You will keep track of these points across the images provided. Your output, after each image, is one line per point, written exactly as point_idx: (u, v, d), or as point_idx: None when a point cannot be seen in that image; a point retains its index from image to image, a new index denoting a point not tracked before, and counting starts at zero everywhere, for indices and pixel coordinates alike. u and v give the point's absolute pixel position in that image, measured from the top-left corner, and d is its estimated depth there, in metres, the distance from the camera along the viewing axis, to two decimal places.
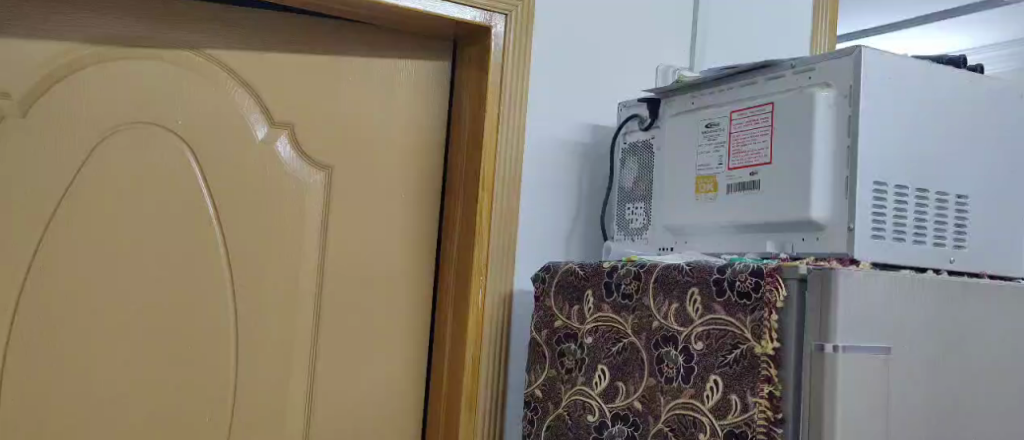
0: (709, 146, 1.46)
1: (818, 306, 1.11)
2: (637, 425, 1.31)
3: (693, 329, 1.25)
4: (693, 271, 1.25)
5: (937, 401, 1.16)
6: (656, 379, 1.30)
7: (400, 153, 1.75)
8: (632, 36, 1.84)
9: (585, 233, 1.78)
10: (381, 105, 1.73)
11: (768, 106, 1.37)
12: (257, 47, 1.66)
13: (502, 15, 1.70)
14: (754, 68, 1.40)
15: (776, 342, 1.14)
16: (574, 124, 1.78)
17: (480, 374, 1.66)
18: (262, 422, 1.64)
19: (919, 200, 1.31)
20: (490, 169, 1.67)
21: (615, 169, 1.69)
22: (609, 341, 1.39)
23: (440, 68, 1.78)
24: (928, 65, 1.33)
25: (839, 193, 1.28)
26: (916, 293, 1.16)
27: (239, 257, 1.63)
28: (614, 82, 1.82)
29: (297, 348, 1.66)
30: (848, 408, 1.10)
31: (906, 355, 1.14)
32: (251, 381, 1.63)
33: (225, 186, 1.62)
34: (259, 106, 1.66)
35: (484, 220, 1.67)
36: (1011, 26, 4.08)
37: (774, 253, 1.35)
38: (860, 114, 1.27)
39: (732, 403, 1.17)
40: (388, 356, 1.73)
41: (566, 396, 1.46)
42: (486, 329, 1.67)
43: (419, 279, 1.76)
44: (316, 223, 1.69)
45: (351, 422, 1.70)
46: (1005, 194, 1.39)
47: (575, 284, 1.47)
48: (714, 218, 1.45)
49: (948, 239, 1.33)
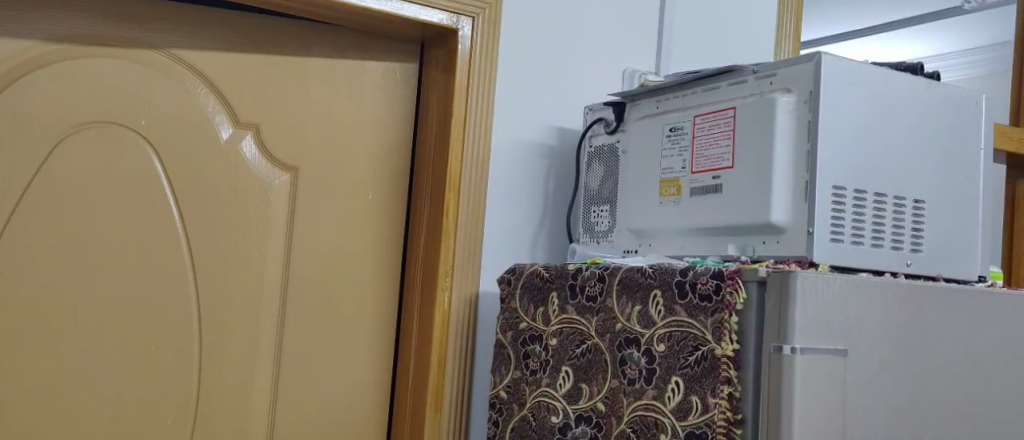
0: (673, 150, 1.48)
1: (777, 308, 1.13)
2: (600, 427, 1.33)
3: (655, 331, 1.26)
4: (656, 274, 1.27)
5: (894, 401, 1.18)
6: (619, 380, 1.31)
7: (366, 155, 1.75)
8: (598, 40, 1.85)
9: (551, 236, 1.79)
10: (347, 106, 1.73)
11: (730, 111, 1.39)
12: (223, 47, 1.65)
13: (469, 18, 1.71)
14: (717, 73, 1.42)
15: (735, 344, 1.16)
16: (541, 128, 1.79)
17: (445, 376, 1.66)
18: (226, 424, 1.63)
19: (877, 204, 1.34)
20: (456, 171, 1.68)
21: (581, 172, 1.70)
22: (573, 343, 1.40)
23: (407, 69, 1.78)
24: (887, 72, 1.35)
25: (799, 197, 1.30)
26: (873, 295, 1.18)
27: (203, 258, 1.62)
28: (581, 85, 1.83)
29: (262, 350, 1.66)
30: (806, 409, 1.10)
31: (862, 356, 1.16)
32: (215, 383, 1.62)
33: (190, 186, 1.62)
34: (224, 106, 1.65)
35: (449, 223, 1.67)
36: (972, 34, 4.14)
37: (735, 256, 1.37)
38: (819, 119, 1.29)
39: (692, 405, 1.19)
40: (353, 358, 1.73)
41: (530, 397, 1.47)
42: (452, 331, 1.67)
43: (385, 280, 1.76)
44: (281, 224, 1.69)
45: (316, 424, 1.70)
46: (962, 199, 1.42)
47: (539, 286, 1.48)
48: (677, 221, 1.46)
49: (905, 243, 1.36)
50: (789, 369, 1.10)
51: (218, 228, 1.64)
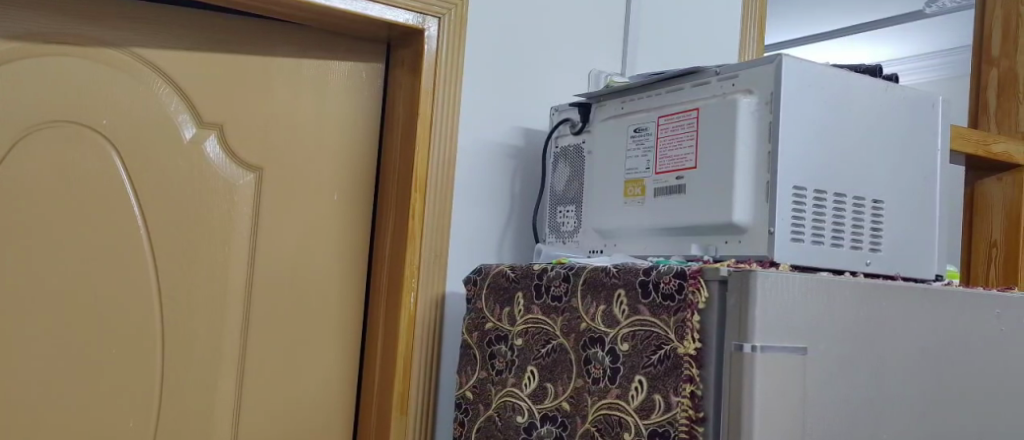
0: (637, 150, 1.48)
1: (737, 306, 1.14)
2: (564, 426, 1.33)
3: (619, 331, 1.27)
4: (621, 273, 1.28)
5: (853, 399, 1.20)
6: (584, 379, 1.31)
7: (332, 155, 1.74)
8: (564, 40, 1.86)
9: (518, 237, 1.79)
10: (312, 106, 1.73)
11: (693, 112, 1.41)
12: (186, 46, 1.64)
13: (435, 19, 1.71)
14: (680, 75, 1.43)
15: (698, 343, 1.17)
16: (507, 128, 1.79)
17: (411, 377, 1.66)
18: (189, 426, 1.62)
19: (836, 204, 1.35)
20: (422, 172, 1.68)
21: (547, 173, 1.71)
22: (538, 343, 1.40)
23: (372, 70, 1.78)
24: (847, 74, 1.37)
25: (760, 198, 1.32)
26: (833, 294, 1.19)
27: (166, 259, 1.61)
28: (547, 86, 1.84)
29: (226, 352, 1.65)
30: (766, 406, 1.12)
31: (822, 354, 1.18)
32: (178, 385, 1.61)
33: (152, 187, 1.60)
34: (187, 106, 1.64)
35: (415, 224, 1.67)
36: (932, 37, 4.21)
37: (698, 255, 1.38)
38: (779, 120, 1.30)
39: (655, 403, 1.20)
40: (318, 359, 1.72)
41: (496, 397, 1.47)
42: (418, 332, 1.67)
43: (351, 281, 1.75)
44: (246, 225, 1.68)
45: (281, 424, 1.69)
46: (920, 199, 1.44)
47: (505, 286, 1.48)
48: (641, 221, 1.47)
49: (864, 242, 1.38)
50: (749, 367, 1.12)
51: (182, 229, 1.63)
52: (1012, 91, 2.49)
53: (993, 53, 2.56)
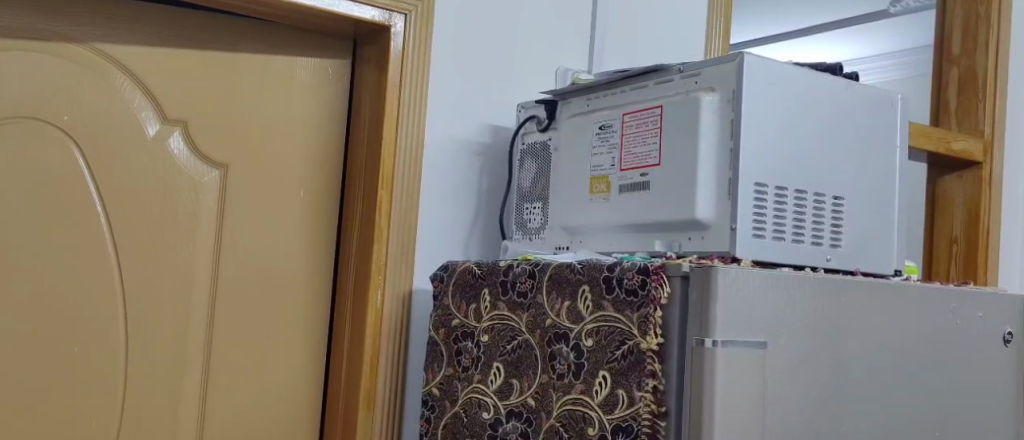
0: (602, 147, 1.49)
1: (699, 302, 1.15)
2: (530, 422, 1.34)
3: (584, 326, 1.28)
4: (585, 270, 1.28)
5: (812, 394, 1.21)
6: (549, 375, 1.32)
7: (298, 152, 1.74)
8: (531, 37, 1.87)
9: (485, 233, 1.80)
10: (278, 103, 1.72)
11: (657, 109, 1.42)
12: (150, 42, 1.63)
13: (401, 15, 1.71)
14: (645, 72, 1.44)
15: (660, 338, 1.18)
16: (474, 125, 1.79)
17: (378, 374, 1.66)
18: (154, 425, 1.61)
19: (798, 200, 1.37)
20: (388, 168, 1.68)
21: (514, 170, 1.71)
22: (503, 339, 1.41)
23: (339, 66, 1.77)
24: (808, 72, 1.39)
25: (723, 195, 1.33)
26: (794, 290, 1.21)
27: (130, 256, 1.60)
28: (515, 83, 1.84)
29: (191, 350, 1.64)
30: (726, 401, 1.13)
31: (782, 349, 1.19)
32: (142, 383, 1.60)
33: (115, 185, 1.59)
34: (151, 102, 1.63)
35: (382, 221, 1.67)
36: (895, 37, 4.26)
37: (662, 251, 1.39)
38: (741, 117, 1.32)
39: (619, 398, 1.21)
40: (285, 357, 1.72)
41: (462, 394, 1.47)
42: (385, 329, 1.67)
43: (317, 278, 1.75)
44: (211, 222, 1.67)
45: (247, 422, 1.68)
46: (879, 195, 1.46)
47: (471, 283, 1.49)
48: (606, 218, 1.48)
49: (825, 238, 1.40)
50: (710, 363, 1.13)
51: (146, 226, 1.62)
52: (973, 90, 2.56)
53: (953, 53, 2.62)
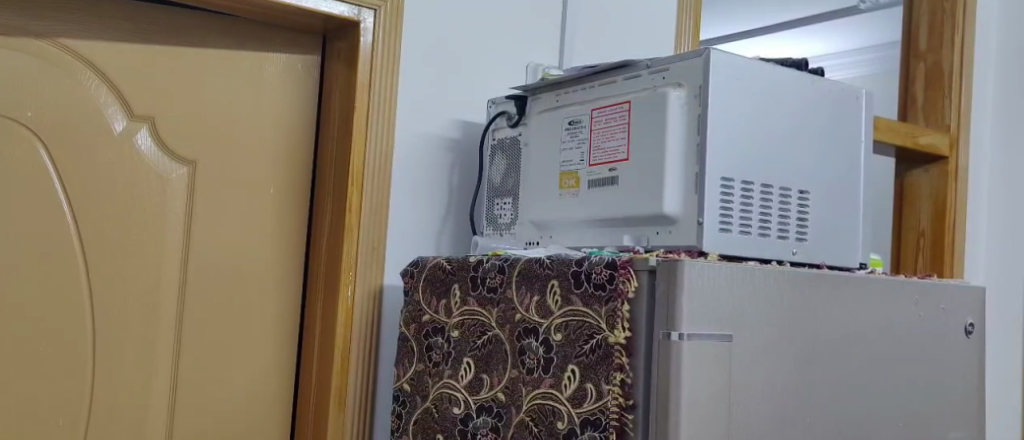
0: (571, 143, 1.50)
1: (665, 296, 1.16)
2: (500, 416, 1.35)
3: (552, 321, 1.28)
4: (554, 265, 1.29)
5: (777, 386, 1.23)
6: (518, 370, 1.33)
7: (267, 149, 1.73)
8: (503, 32, 1.87)
9: (457, 230, 1.80)
10: (246, 98, 1.71)
11: (625, 105, 1.42)
12: (116, 38, 1.62)
13: (371, 11, 1.70)
14: (613, 68, 1.45)
15: (628, 332, 1.19)
16: (445, 121, 1.79)
17: (349, 371, 1.66)
18: (122, 423, 1.60)
19: (764, 195, 1.38)
20: (359, 164, 1.68)
21: (484, 165, 1.72)
22: (473, 334, 1.41)
23: (307, 62, 1.77)
24: (774, 68, 1.40)
25: (689, 190, 1.34)
26: (758, 283, 1.22)
27: (98, 253, 1.58)
28: (487, 80, 1.85)
29: (160, 348, 1.63)
30: (692, 393, 1.14)
31: (748, 341, 1.20)
32: (111, 382, 1.59)
33: (82, 182, 1.58)
34: (117, 99, 1.62)
35: (352, 217, 1.67)
36: (864, 34, 4.30)
37: (631, 246, 1.40)
38: (707, 113, 1.33)
39: (588, 392, 1.21)
40: (255, 355, 1.71)
41: (432, 389, 1.48)
42: (356, 326, 1.67)
43: (287, 275, 1.74)
44: (180, 219, 1.66)
45: (217, 421, 1.68)
46: (844, 189, 1.48)
47: (441, 279, 1.48)
48: (575, 213, 1.49)
49: (790, 232, 1.41)
50: (676, 356, 1.14)
51: (113, 223, 1.60)
52: (940, 86, 2.60)
53: (920, 48, 2.67)
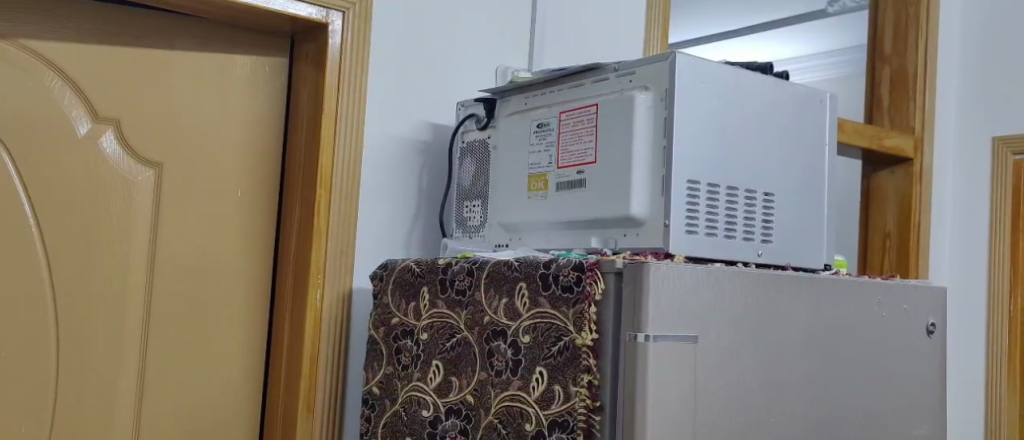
0: (540, 145, 1.50)
1: (631, 298, 1.17)
2: (468, 419, 1.35)
3: (521, 323, 1.28)
4: (522, 267, 1.29)
5: (742, 385, 1.24)
6: (487, 372, 1.33)
7: (236, 152, 1.72)
8: (472, 35, 1.87)
9: (426, 231, 1.80)
10: (214, 101, 1.70)
11: (592, 107, 1.43)
12: (81, 39, 1.60)
13: (339, 13, 1.70)
14: (581, 71, 1.45)
15: (594, 334, 1.19)
16: (415, 123, 1.79)
17: (318, 374, 1.65)
18: (86, 427, 1.59)
19: (729, 197, 1.39)
20: (327, 167, 1.67)
21: (453, 168, 1.72)
22: (442, 336, 1.41)
23: (276, 65, 1.76)
24: (739, 72, 1.41)
25: (656, 193, 1.34)
26: (723, 284, 1.23)
27: (61, 256, 1.57)
28: (457, 82, 1.85)
29: (126, 351, 1.62)
30: (657, 395, 1.15)
31: (714, 342, 1.21)
32: (75, 385, 1.58)
33: (44, 184, 1.56)
34: (81, 101, 1.60)
35: (321, 220, 1.66)
36: (831, 37, 4.34)
37: (598, 248, 1.41)
38: (673, 116, 1.33)
39: (555, 394, 1.22)
40: (222, 358, 1.70)
41: (401, 392, 1.47)
42: (325, 329, 1.66)
43: (255, 278, 1.73)
44: (145, 221, 1.64)
45: (184, 425, 1.66)
46: (809, 190, 1.50)
47: (410, 281, 1.48)
48: (543, 216, 1.49)
49: (756, 234, 1.43)
50: (642, 357, 1.14)
51: (77, 224, 1.59)
52: (904, 89, 2.63)
53: (885, 52, 2.70)
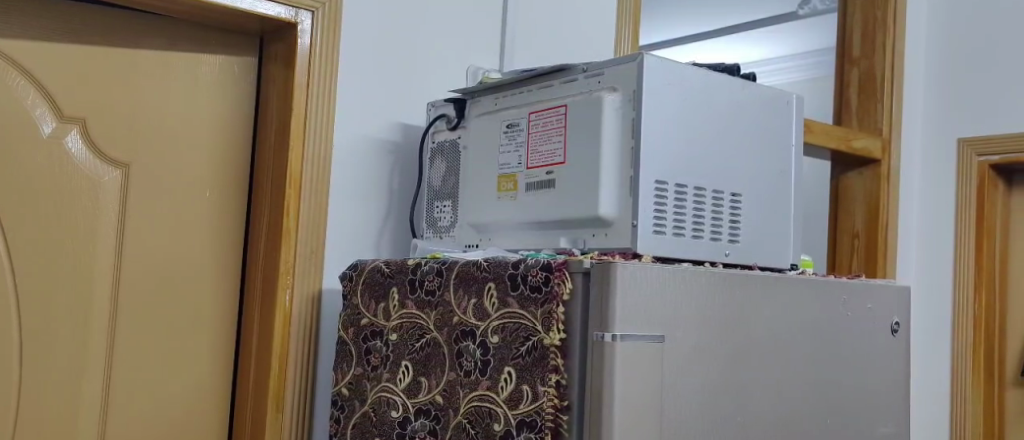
0: (509, 146, 1.51)
1: (598, 298, 1.17)
2: (438, 419, 1.34)
3: (489, 323, 1.28)
4: (490, 267, 1.29)
5: (708, 386, 1.24)
6: (455, 372, 1.33)
7: (204, 152, 1.71)
8: (443, 35, 1.87)
9: (396, 232, 1.79)
10: (182, 101, 1.69)
11: (561, 108, 1.43)
12: (45, 38, 1.58)
13: (308, 13, 1.69)
14: (550, 72, 1.46)
15: (562, 333, 1.20)
16: (385, 124, 1.79)
17: (286, 376, 1.64)
18: (51, 429, 1.57)
19: (697, 197, 1.40)
20: (296, 167, 1.66)
21: (423, 168, 1.71)
22: (411, 337, 1.41)
23: (245, 64, 1.75)
24: (707, 73, 1.42)
25: (624, 193, 1.35)
26: (690, 284, 1.23)
27: (25, 256, 1.55)
28: (427, 82, 1.84)
29: (93, 352, 1.60)
30: (624, 394, 1.15)
31: (680, 342, 1.22)
32: (40, 386, 1.56)
33: (7, 184, 1.54)
34: (46, 100, 1.58)
35: (290, 220, 1.66)
36: (800, 40, 4.38)
37: (567, 248, 1.41)
38: (641, 117, 1.34)
39: (524, 393, 1.22)
40: (190, 360, 1.69)
41: (371, 393, 1.47)
42: (293, 330, 1.65)
43: (224, 279, 1.72)
44: (112, 222, 1.63)
45: (152, 427, 1.65)
46: (776, 191, 1.51)
47: (380, 282, 1.48)
48: (513, 216, 1.49)
49: (723, 234, 1.44)
50: (609, 356, 1.15)
51: (42, 225, 1.57)
52: (872, 90, 2.66)
53: (854, 54, 2.72)
